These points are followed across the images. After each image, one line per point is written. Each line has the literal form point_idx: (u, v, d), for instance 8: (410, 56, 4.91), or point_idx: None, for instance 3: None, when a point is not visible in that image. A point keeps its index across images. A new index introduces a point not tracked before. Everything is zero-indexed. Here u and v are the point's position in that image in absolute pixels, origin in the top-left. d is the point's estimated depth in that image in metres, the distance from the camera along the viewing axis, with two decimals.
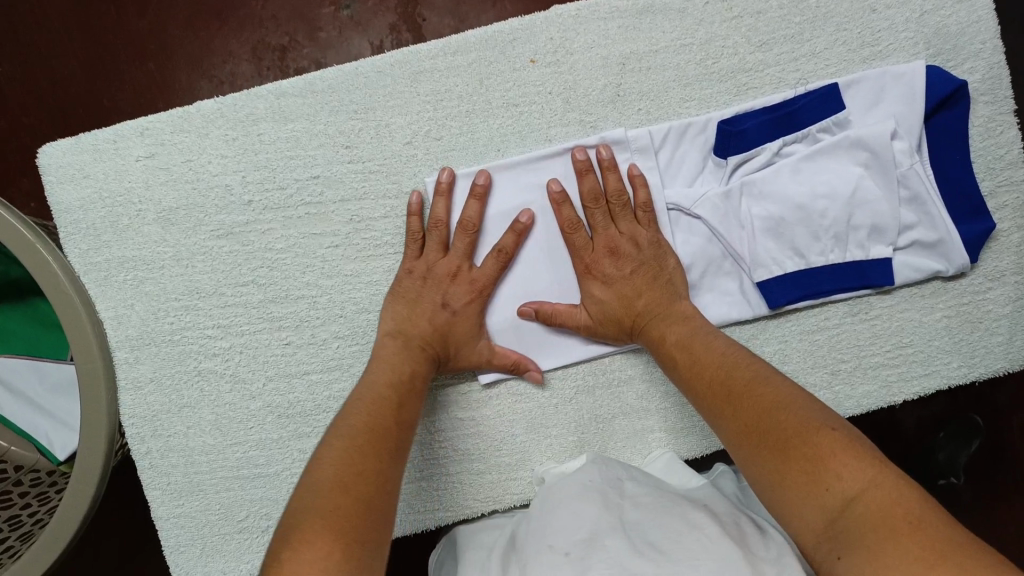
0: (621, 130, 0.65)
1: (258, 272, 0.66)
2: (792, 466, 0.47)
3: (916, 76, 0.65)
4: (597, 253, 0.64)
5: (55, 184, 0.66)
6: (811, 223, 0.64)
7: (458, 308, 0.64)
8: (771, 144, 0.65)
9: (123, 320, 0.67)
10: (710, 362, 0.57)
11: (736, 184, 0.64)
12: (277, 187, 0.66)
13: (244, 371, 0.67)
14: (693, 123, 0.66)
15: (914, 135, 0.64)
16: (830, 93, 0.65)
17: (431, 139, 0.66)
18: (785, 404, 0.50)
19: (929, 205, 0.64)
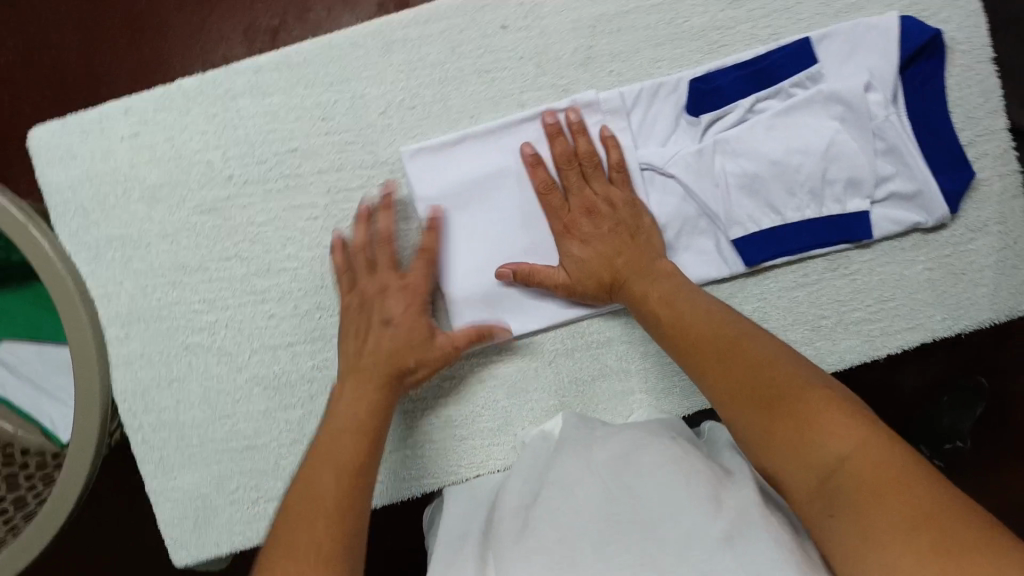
0: (593, 92, 0.65)
1: (241, 246, 0.68)
2: (782, 426, 0.46)
3: (891, 27, 0.65)
4: (574, 213, 0.64)
5: (43, 165, 0.67)
6: (786, 178, 0.64)
7: (396, 321, 0.62)
8: (744, 101, 0.65)
9: (112, 298, 0.68)
10: (696, 320, 0.56)
11: (710, 142, 0.65)
12: (256, 162, 0.67)
13: (231, 344, 0.68)
14: (665, 82, 0.66)
15: (888, 87, 0.64)
16: (802, 48, 0.65)
17: (406, 108, 0.67)
18: (771, 363, 0.49)
19: (906, 156, 0.64)
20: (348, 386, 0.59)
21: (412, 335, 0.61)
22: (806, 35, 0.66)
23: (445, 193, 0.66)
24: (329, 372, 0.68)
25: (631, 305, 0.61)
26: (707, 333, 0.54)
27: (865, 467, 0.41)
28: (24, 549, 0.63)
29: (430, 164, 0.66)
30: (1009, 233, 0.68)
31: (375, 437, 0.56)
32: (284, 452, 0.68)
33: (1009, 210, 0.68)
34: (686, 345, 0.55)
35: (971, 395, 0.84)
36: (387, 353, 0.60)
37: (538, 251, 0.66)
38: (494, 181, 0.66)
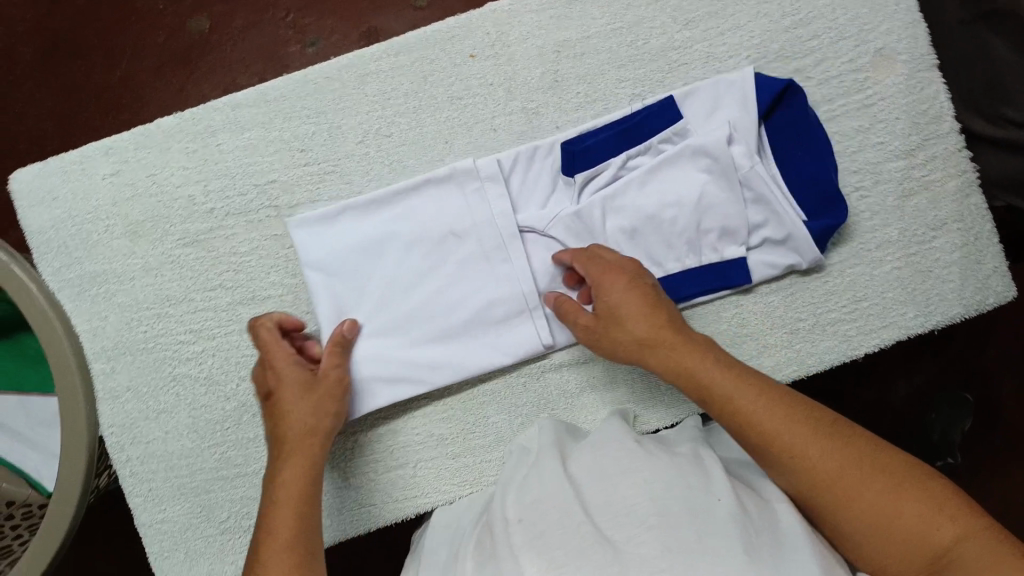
0: (491, 157, 0.68)
1: (225, 276, 0.69)
2: (897, 502, 0.47)
3: (746, 81, 0.68)
4: (630, 292, 0.60)
5: (26, 206, 0.68)
6: (663, 230, 0.68)
7: (278, 390, 0.60)
8: (617, 158, 0.68)
9: (98, 333, 0.69)
10: (725, 386, 0.54)
11: (590, 201, 0.68)
12: (238, 194, 0.69)
13: (218, 373, 0.69)
14: (541, 145, 0.69)
15: (751, 138, 0.67)
16: (665, 105, 0.68)
17: (382, 136, 0.69)
18: (846, 444, 0.50)
19: (774, 204, 0.67)
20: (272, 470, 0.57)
21: (312, 410, 0.60)
22: (670, 93, 0.69)
23: (332, 263, 0.67)
24: None
25: (668, 377, 0.57)
26: (777, 420, 0.51)
27: (976, 550, 0.44)
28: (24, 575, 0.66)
29: (323, 237, 0.67)
30: (969, 229, 0.70)
31: (311, 491, 0.56)
32: None
33: (967, 208, 0.70)
34: (763, 435, 0.51)
35: (958, 402, 0.90)
36: (298, 418, 0.59)
37: (431, 321, 0.68)
38: (381, 252, 0.67)
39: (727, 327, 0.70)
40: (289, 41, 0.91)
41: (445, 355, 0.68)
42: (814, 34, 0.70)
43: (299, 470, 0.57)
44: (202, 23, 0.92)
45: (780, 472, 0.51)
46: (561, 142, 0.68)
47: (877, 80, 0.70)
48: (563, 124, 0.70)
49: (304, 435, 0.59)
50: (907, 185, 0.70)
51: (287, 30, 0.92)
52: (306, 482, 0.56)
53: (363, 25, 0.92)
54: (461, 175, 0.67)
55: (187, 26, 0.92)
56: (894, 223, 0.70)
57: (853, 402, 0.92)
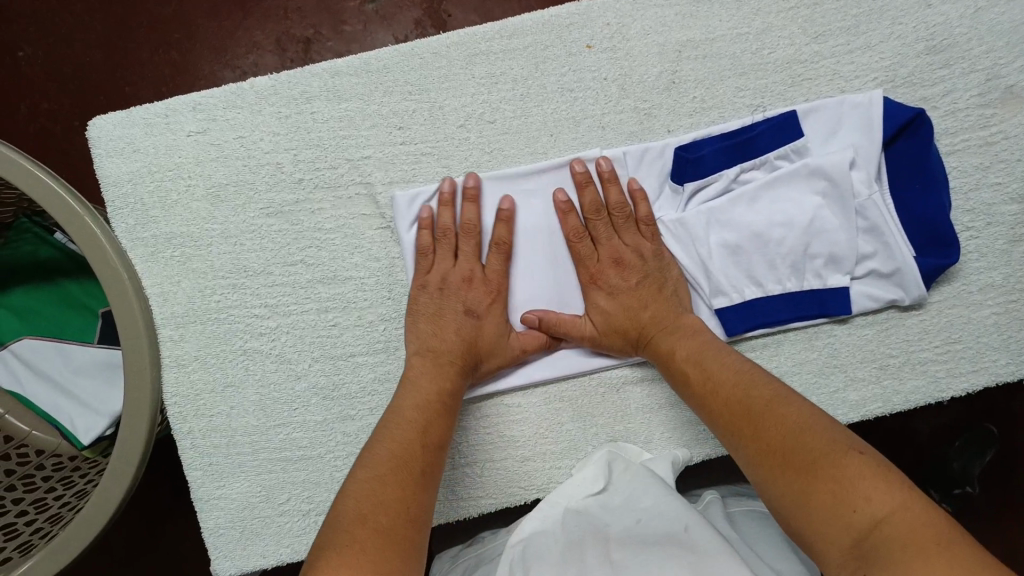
0: (620, 152, 0.65)
1: (307, 252, 0.66)
2: (812, 483, 0.47)
3: (874, 106, 0.65)
4: (603, 263, 0.64)
5: (104, 157, 0.65)
6: (768, 251, 0.64)
7: (483, 315, 0.63)
8: (729, 170, 0.65)
9: (168, 297, 0.66)
10: (722, 377, 0.57)
11: (695, 212, 0.65)
12: (328, 166, 0.66)
13: (291, 351, 0.66)
14: (650, 147, 0.65)
15: (872, 165, 0.65)
16: (787, 121, 0.65)
17: (485, 122, 0.66)
18: (804, 427, 0.50)
19: (886, 236, 0.65)
20: (416, 374, 0.60)
21: (463, 337, 0.62)
22: (792, 108, 0.66)
23: None
24: (390, 385, 0.67)
25: (656, 359, 0.62)
26: (721, 378, 0.57)
27: (898, 528, 0.42)
28: (83, 529, 0.65)
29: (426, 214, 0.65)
30: None
31: (423, 472, 0.53)
32: (338, 464, 0.67)
33: None
34: (705, 394, 0.58)
35: (982, 437, 0.89)
36: (470, 344, 0.62)
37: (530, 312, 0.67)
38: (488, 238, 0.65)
39: (816, 356, 0.68)
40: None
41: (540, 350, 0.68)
42: (945, 62, 0.67)
43: (394, 448, 0.54)
44: None
45: (742, 442, 0.53)
46: (673, 148, 0.65)
47: (1004, 117, 0.68)
48: (675, 129, 0.67)
49: (457, 376, 0.60)
50: (1017, 230, 0.68)
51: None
52: (415, 463, 0.53)
53: None
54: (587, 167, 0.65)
55: None
56: (999, 267, 0.68)
57: (881, 429, 0.92)
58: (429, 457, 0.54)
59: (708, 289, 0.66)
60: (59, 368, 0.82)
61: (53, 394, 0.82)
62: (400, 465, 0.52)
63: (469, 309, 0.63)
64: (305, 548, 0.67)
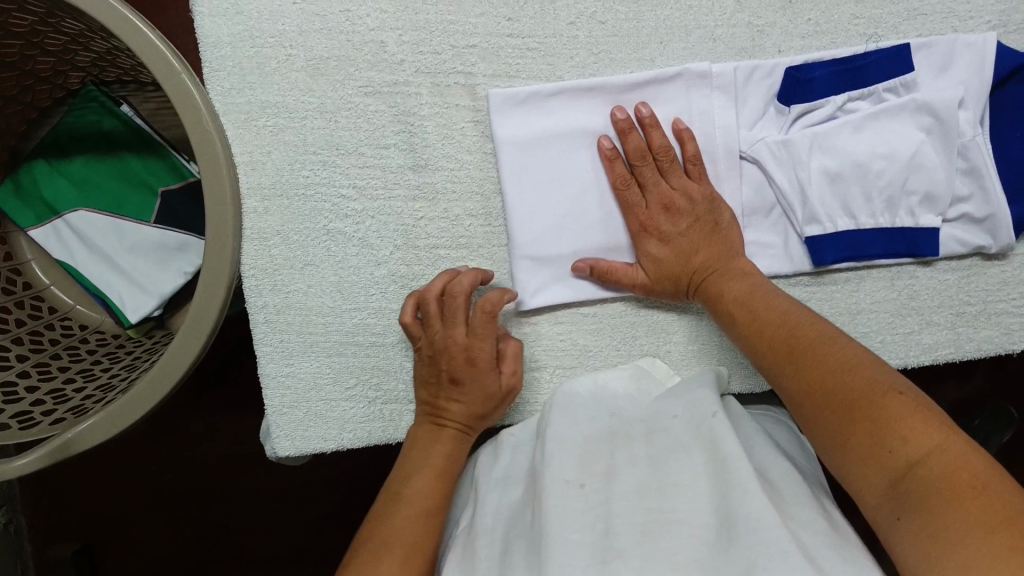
0: (730, 66, 0.64)
1: (401, 136, 0.65)
2: (855, 424, 0.49)
3: (986, 47, 0.65)
4: (653, 210, 0.64)
5: (205, 15, 0.63)
6: (867, 182, 0.64)
7: (469, 381, 0.62)
8: (836, 97, 0.64)
9: (257, 167, 0.65)
10: (767, 317, 0.58)
11: (797, 135, 0.64)
12: (431, 51, 0.64)
13: (374, 236, 0.65)
14: (761, 65, 0.64)
15: (979, 108, 0.64)
16: (901, 53, 0.64)
17: (596, 22, 0.64)
18: (849, 365, 0.52)
19: (985, 179, 0.64)
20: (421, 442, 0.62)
21: (472, 409, 0.62)
22: (907, 41, 0.65)
23: (529, 142, 0.64)
24: None
25: (703, 301, 0.63)
26: (766, 317, 0.58)
27: (938, 469, 0.44)
28: (150, 392, 0.63)
29: (523, 110, 0.64)
30: None
31: (412, 549, 0.54)
32: (411, 353, 0.67)
33: None
34: (750, 334, 0.59)
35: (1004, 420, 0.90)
36: (472, 412, 0.62)
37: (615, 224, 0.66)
38: (589, 141, 0.65)
39: (896, 296, 0.68)
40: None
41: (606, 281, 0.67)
42: None
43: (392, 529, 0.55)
44: None
45: (786, 378, 0.55)
46: (785, 68, 0.64)
47: None
48: (787, 50, 0.65)
49: (454, 445, 0.61)
50: None
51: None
52: (421, 502, 0.57)
53: None
54: (694, 78, 0.64)
55: None
56: None
57: None
58: (422, 531, 0.55)
59: (802, 216, 0.65)
60: (114, 242, 0.79)
61: (106, 268, 0.79)
62: (409, 502, 0.57)
63: (453, 378, 0.62)
64: (367, 434, 0.67)
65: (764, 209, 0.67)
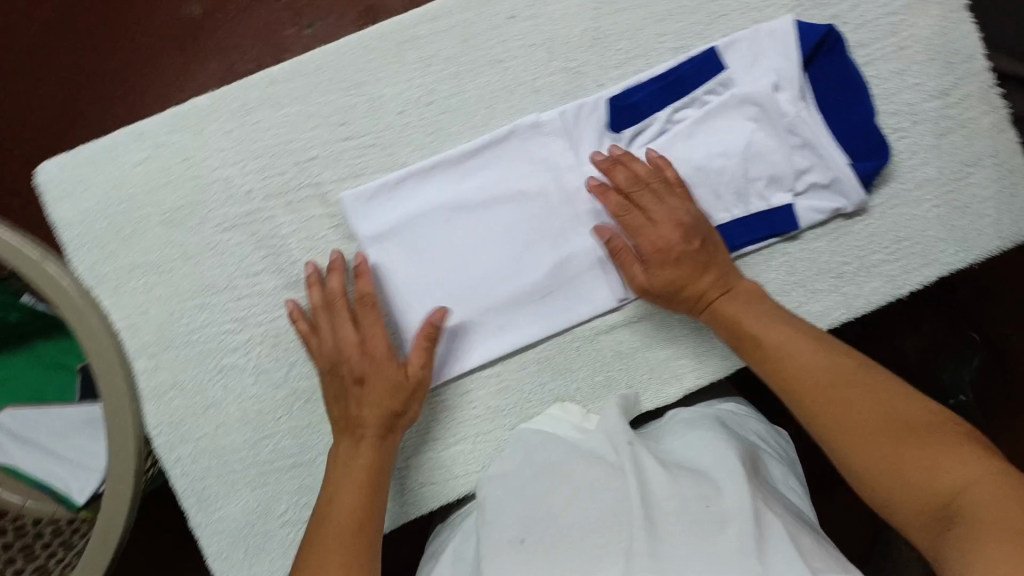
0: (557, 112, 0.67)
1: (268, 260, 0.66)
2: (908, 450, 0.48)
3: (787, 30, 0.68)
4: (664, 228, 0.62)
5: (55, 200, 0.65)
6: (711, 181, 0.67)
7: (370, 373, 0.60)
8: (661, 113, 0.67)
9: (139, 328, 0.66)
10: (799, 344, 0.57)
11: (636, 157, 0.67)
12: (276, 174, 0.66)
13: (267, 362, 0.67)
14: (585, 103, 0.67)
15: (796, 85, 0.67)
16: (708, 59, 0.68)
17: (423, 104, 0.67)
18: (921, 391, 0.52)
19: (819, 147, 0.68)
20: (343, 452, 0.59)
21: (380, 408, 0.59)
22: (712, 44, 0.68)
23: (387, 233, 0.66)
24: None
25: (719, 325, 0.62)
26: (801, 346, 0.57)
27: (984, 497, 0.43)
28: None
29: (374, 204, 0.66)
30: (1004, 164, 0.71)
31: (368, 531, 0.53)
32: None
33: (1001, 143, 0.71)
34: (772, 367, 0.57)
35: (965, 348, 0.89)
36: (379, 405, 0.60)
37: (491, 287, 0.67)
38: (447, 216, 0.67)
39: (776, 275, 0.70)
40: (287, 23, 0.90)
41: (497, 343, 0.67)
42: None
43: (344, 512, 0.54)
44: (194, 8, 0.90)
45: (813, 406, 0.54)
46: (607, 100, 0.67)
47: (911, 21, 0.70)
48: (606, 82, 0.68)
49: (373, 450, 0.59)
50: (943, 123, 0.71)
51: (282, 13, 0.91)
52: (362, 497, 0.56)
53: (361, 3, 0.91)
54: (526, 132, 0.67)
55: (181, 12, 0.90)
56: (931, 162, 0.71)
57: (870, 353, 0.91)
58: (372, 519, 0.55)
59: None
60: (43, 433, 0.77)
61: (41, 459, 0.75)
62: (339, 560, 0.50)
63: (355, 378, 0.60)
64: None
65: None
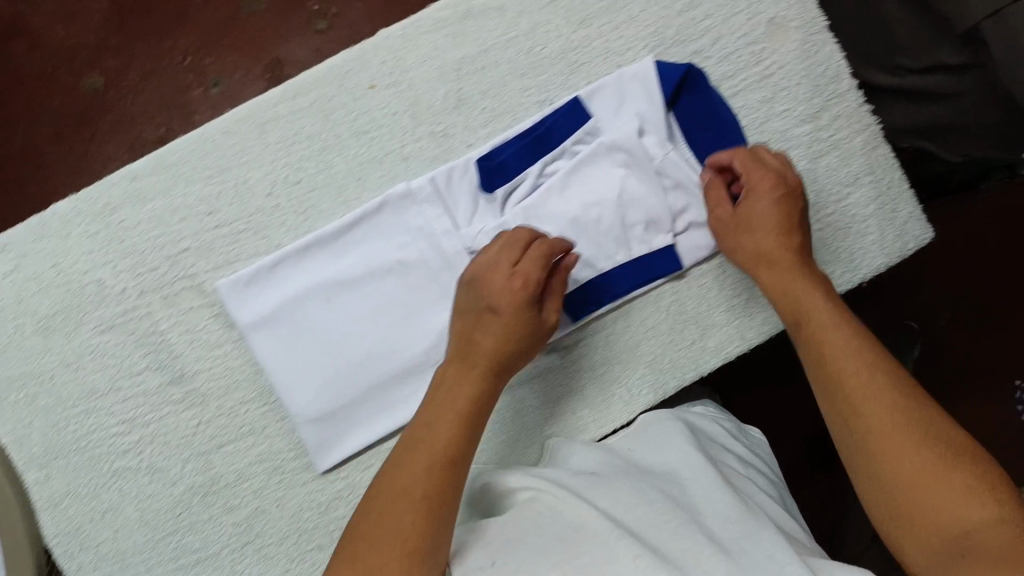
0: (427, 178, 0.66)
1: (150, 357, 0.65)
2: (947, 466, 0.47)
3: (648, 73, 0.68)
4: (744, 223, 0.64)
5: None
6: (589, 232, 0.67)
7: (477, 331, 0.59)
8: (533, 167, 0.67)
9: (25, 441, 0.65)
10: (853, 346, 0.55)
11: (511, 214, 0.67)
12: (148, 270, 0.65)
13: (160, 459, 0.66)
14: (455, 166, 0.67)
15: (662, 127, 0.68)
16: (574, 109, 0.68)
17: (290, 184, 0.66)
18: (942, 417, 0.50)
19: (691, 187, 0.68)
20: (447, 384, 0.57)
21: (506, 344, 0.58)
22: (576, 94, 0.68)
23: (268, 317, 0.65)
24: (268, 464, 0.67)
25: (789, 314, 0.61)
26: (852, 351, 0.55)
27: (1003, 534, 0.43)
28: None
29: (252, 289, 0.65)
30: (881, 180, 0.72)
31: (425, 495, 0.49)
32: (237, 555, 0.66)
33: (875, 160, 0.72)
34: (827, 362, 0.56)
35: (905, 335, 0.92)
36: (496, 354, 0.58)
37: (379, 361, 0.67)
38: (327, 293, 0.66)
39: (667, 316, 0.70)
40: (191, 85, 0.94)
41: (391, 415, 0.67)
42: (706, 13, 0.69)
43: (397, 478, 0.50)
44: (96, 79, 0.94)
45: (862, 408, 0.52)
46: (476, 161, 0.66)
47: (773, 48, 0.70)
48: (475, 142, 0.68)
49: (481, 385, 0.57)
50: (816, 147, 0.71)
51: (185, 74, 0.94)
52: (444, 438, 0.53)
53: (267, 57, 0.94)
54: (397, 201, 0.66)
55: (82, 84, 0.94)
56: (809, 186, 0.71)
57: None
58: (453, 475, 0.51)
59: None
60: None
61: None
62: (388, 501, 0.49)
63: (491, 307, 0.59)
64: None
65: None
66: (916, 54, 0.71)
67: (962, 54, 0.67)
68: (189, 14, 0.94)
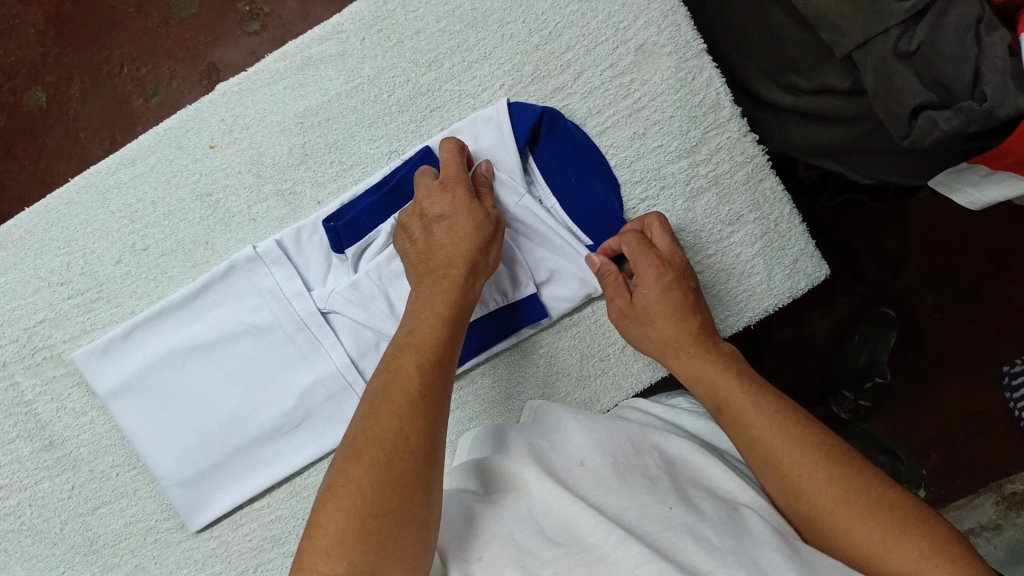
0: (273, 240, 0.64)
1: (20, 425, 0.67)
2: (896, 536, 0.41)
3: (501, 117, 0.63)
4: (644, 304, 0.57)
5: None
6: None
7: (447, 218, 0.57)
8: (384, 225, 0.63)
9: None
10: (755, 401, 0.49)
11: (362, 273, 0.63)
12: (8, 341, 0.66)
13: (40, 522, 0.68)
14: (302, 227, 0.64)
15: (518, 175, 0.63)
16: (423, 159, 0.63)
17: (139, 251, 0.65)
18: (874, 474, 0.45)
19: (554, 237, 0.63)
20: (422, 288, 0.55)
21: (464, 239, 0.56)
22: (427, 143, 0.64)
23: (125, 384, 0.65)
24: (143, 524, 0.68)
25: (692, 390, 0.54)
26: (761, 409, 0.49)
27: None
28: None
29: (106, 358, 0.65)
30: (768, 216, 0.66)
31: (419, 399, 0.46)
32: None
33: (761, 195, 0.66)
34: (734, 427, 0.49)
35: (880, 322, 0.87)
36: (467, 246, 0.56)
37: (242, 423, 0.67)
38: (183, 357, 0.66)
39: (537, 368, 0.68)
40: (130, 95, 0.80)
41: (260, 475, 0.67)
42: (567, 46, 0.65)
43: (392, 378, 0.48)
44: (38, 94, 0.81)
45: (778, 482, 0.46)
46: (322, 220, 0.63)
47: (643, 79, 0.65)
48: (325, 198, 0.65)
49: (455, 288, 0.54)
50: (693, 184, 0.66)
51: (126, 84, 0.81)
52: (433, 353, 0.50)
53: (201, 61, 0.81)
54: (245, 265, 0.64)
55: (25, 102, 0.81)
56: (686, 227, 0.66)
57: (774, 344, 0.90)
58: (428, 379, 0.48)
59: None
60: None
61: None
62: (383, 398, 0.46)
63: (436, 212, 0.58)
64: None
65: (374, 347, 0.66)
66: (809, 72, 0.62)
67: (847, 79, 0.59)
68: (122, 20, 0.81)
